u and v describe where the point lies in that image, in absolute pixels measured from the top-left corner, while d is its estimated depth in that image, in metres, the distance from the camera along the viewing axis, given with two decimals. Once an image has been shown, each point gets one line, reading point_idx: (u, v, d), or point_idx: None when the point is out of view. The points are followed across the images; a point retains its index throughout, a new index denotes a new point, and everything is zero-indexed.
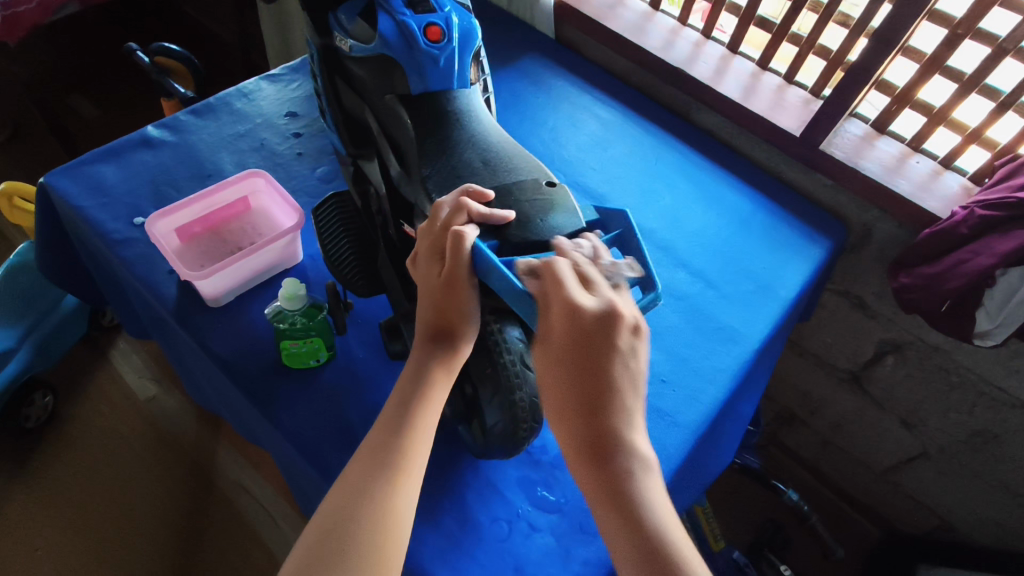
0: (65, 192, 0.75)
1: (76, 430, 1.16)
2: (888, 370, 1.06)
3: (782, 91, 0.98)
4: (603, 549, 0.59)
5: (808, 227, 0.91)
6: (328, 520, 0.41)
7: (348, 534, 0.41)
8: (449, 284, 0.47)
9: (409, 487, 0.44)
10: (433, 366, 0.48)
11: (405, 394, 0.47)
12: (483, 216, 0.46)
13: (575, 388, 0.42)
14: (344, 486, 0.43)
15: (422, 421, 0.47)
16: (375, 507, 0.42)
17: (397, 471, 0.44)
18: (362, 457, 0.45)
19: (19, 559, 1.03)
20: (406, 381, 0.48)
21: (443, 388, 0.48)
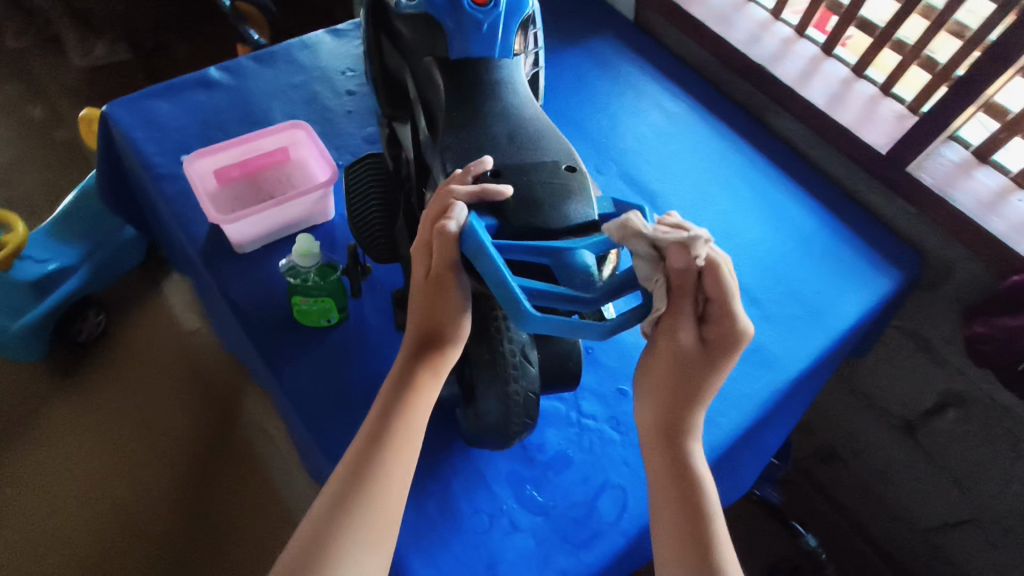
0: (122, 122, 0.77)
1: (121, 351, 1.22)
2: (946, 425, 0.96)
3: (873, 103, 0.89)
4: (583, 562, 0.57)
5: (877, 255, 0.83)
6: (307, 544, 0.42)
7: (327, 555, 0.41)
8: (438, 281, 0.46)
9: (391, 502, 0.44)
10: (419, 370, 0.47)
11: (390, 400, 0.46)
12: (471, 196, 0.41)
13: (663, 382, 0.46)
14: (324, 503, 0.43)
15: (408, 430, 0.46)
16: (356, 526, 0.42)
17: (378, 487, 0.43)
18: (343, 471, 0.44)
19: (59, 462, 1.11)
20: (391, 387, 0.47)
21: (429, 391, 0.47)
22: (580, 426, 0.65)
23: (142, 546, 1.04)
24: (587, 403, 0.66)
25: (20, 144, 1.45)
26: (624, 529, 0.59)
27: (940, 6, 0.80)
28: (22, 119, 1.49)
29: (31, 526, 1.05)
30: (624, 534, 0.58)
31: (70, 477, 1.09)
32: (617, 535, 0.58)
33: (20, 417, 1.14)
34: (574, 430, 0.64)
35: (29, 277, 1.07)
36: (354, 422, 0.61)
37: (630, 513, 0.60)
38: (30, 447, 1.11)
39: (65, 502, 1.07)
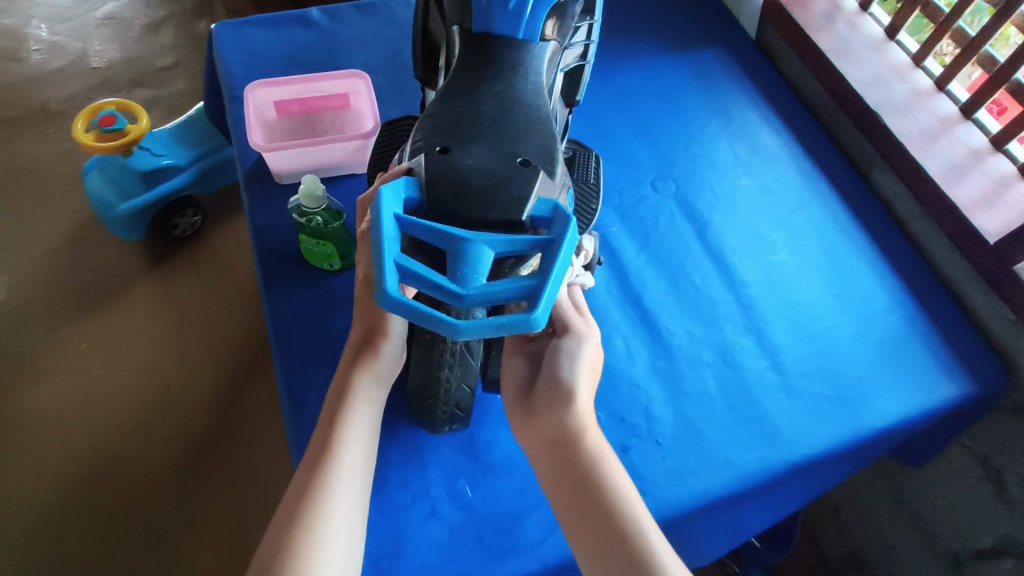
0: (222, 43, 0.84)
1: (206, 252, 1.34)
2: (998, 574, 0.83)
3: (1003, 184, 0.74)
4: (488, 572, 0.54)
5: (951, 358, 0.71)
6: (275, 545, 0.42)
7: (295, 550, 0.42)
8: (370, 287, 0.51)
9: (355, 492, 0.46)
10: (359, 375, 0.50)
11: (339, 403, 0.49)
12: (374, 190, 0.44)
13: (548, 451, 0.49)
14: (288, 503, 0.44)
15: (362, 427, 0.49)
16: (329, 518, 0.43)
17: (341, 479, 0.45)
18: (301, 474, 0.46)
19: (126, 332, 1.24)
20: (333, 396, 0.50)
21: (373, 392, 0.51)
22: None
23: (169, 426, 1.15)
24: None
25: (179, 51, 1.62)
26: (541, 555, 0.55)
27: None
28: (188, 30, 1.67)
29: (88, 378, 1.19)
30: (539, 559, 0.55)
31: (132, 347, 1.22)
32: (532, 558, 0.55)
33: (108, 284, 1.29)
34: None
35: (143, 167, 1.21)
36: (321, 366, 0.63)
37: (554, 540, 0.56)
38: (110, 312, 1.26)
39: (120, 367, 1.20)
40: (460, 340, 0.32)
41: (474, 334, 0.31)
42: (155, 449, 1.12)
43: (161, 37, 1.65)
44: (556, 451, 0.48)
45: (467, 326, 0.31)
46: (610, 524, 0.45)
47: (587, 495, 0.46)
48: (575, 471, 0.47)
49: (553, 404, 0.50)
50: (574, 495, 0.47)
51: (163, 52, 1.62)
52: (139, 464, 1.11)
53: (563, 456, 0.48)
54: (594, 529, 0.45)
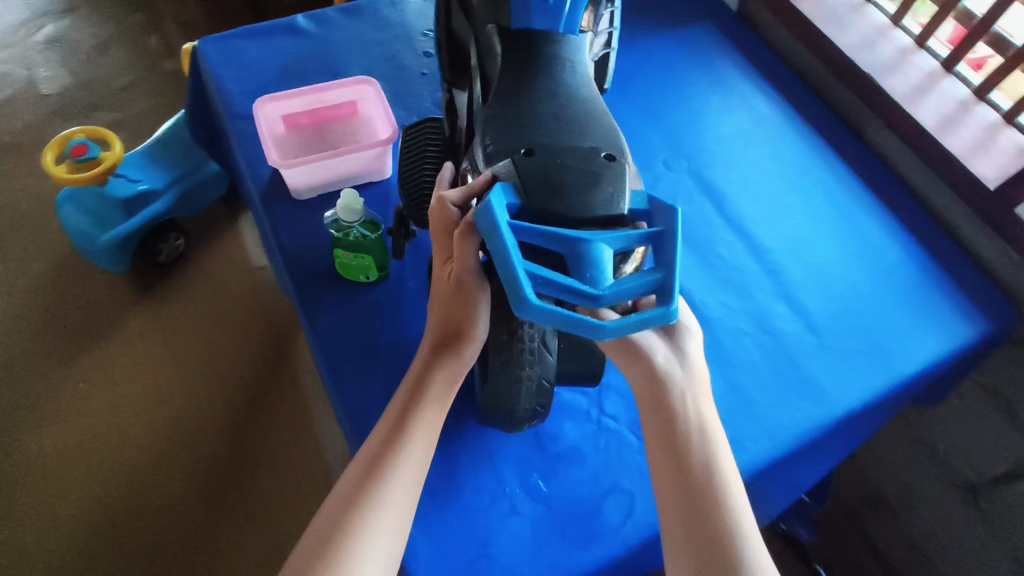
0: (210, 59, 0.80)
1: (195, 275, 1.30)
2: (1016, 497, 0.88)
3: (992, 131, 0.79)
4: (577, 560, 0.55)
5: (967, 300, 0.74)
6: (322, 534, 0.43)
7: (342, 543, 0.42)
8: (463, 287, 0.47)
9: (407, 497, 0.45)
10: (434, 375, 0.49)
11: (408, 401, 0.48)
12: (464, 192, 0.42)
13: (672, 472, 0.47)
14: (343, 494, 0.45)
15: (424, 430, 0.47)
16: (371, 517, 0.43)
17: (394, 481, 0.45)
18: (360, 465, 0.46)
19: (125, 366, 1.20)
20: (406, 392, 0.49)
21: (442, 394, 0.49)
22: (599, 424, 0.63)
23: (185, 458, 1.11)
24: (611, 403, 0.64)
25: (134, 70, 1.56)
26: (625, 536, 0.56)
27: None
28: (140, 47, 1.60)
29: (92, 419, 1.14)
30: (624, 540, 0.56)
31: (132, 381, 1.18)
32: (617, 541, 0.56)
33: (97, 320, 1.24)
34: (593, 427, 0.63)
35: (121, 195, 1.16)
36: (376, 377, 0.62)
37: (634, 521, 0.57)
38: (104, 348, 1.21)
39: (123, 402, 1.16)
40: (601, 341, 0.32)
41: (616, 333, 0.32)
42: (175, 481, 1.09)
43: (112, 56, 1.58)
44: (676, 475, 0.46)
45: (610, 325, 0.31)
46: (727, 553, 0.43)
47: (694, 478, 0.46)
48: (684, 454, 0.47)
49: (669, 384, 0.49)
50: (688, 520, 0.45)
51: (117, 72, 1.55)
52: (160, 500, 1.08)
53: (678, 437, 0.47)
54: (693, 510, 0.45)
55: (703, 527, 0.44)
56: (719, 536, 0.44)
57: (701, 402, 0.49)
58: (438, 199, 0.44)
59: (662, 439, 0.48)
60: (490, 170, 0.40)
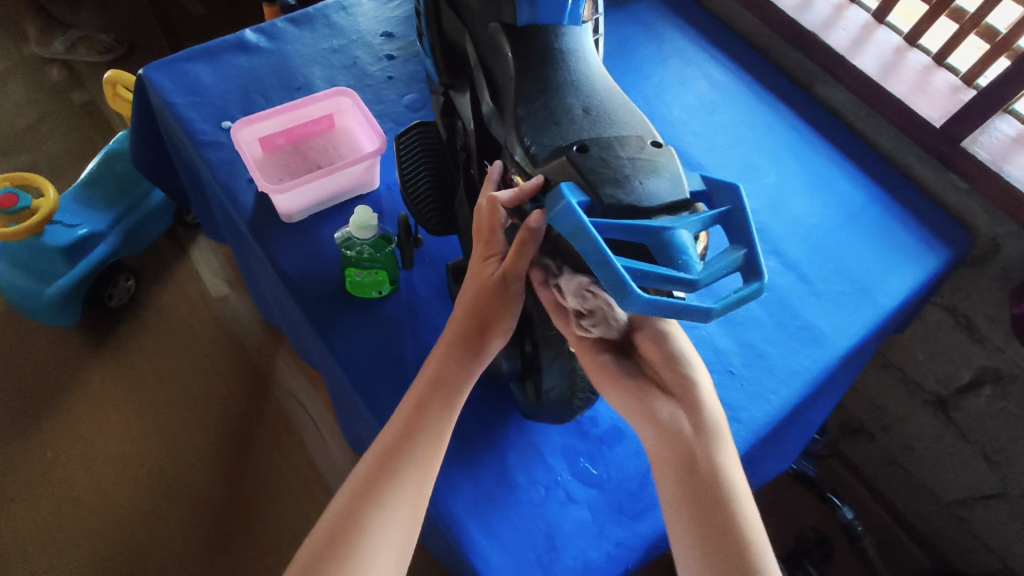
0: (161, 87, 0.76)
1: (152, 317, 1.23)
2: (980, 402, 0.95)
3: (926, 74, 0.85)
4: (639, 533, 0.57)
5: (928, 232, 0.81)
6: (337, 525, 0.45)
7: (357, 534, 0.44)
8: (503, 285, 0.49)
9: (418, 490, 0.47)
10: (453, 367, 0.50)
11: (425, 394, 0.49)
12: (513, 197, 0.44)
13: (672, 452, 0.47)
14: (357, 483, 0.46)
15: (439, 424, 0.49)
16: (384, 514, 0.45)
17: (409, 477, 0.47)
18: (375, 456, 0.47)
19: (94, 424, 1.12)
20: (424, 382, 0.50)
21: (460, 387, 0.50)
22: None
23: (179, 508, 1.05)
24: None
25: (40, 106, 1.44)
26: None
27: (1002, 29, 0.79)
28: (42, 82, 1.48)
29: (67, 486, 1.06)
30: None
31: (105, 439, 1.10)
32: None
33: (53, 381, 1.15)
34: None
35: (60, 242, 1.07)
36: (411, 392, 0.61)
37: None
38: (65, 408, 1.13)
39: (99, 463, 1.08)
40: (706, 322, 0.34)
41: (717, 314, 0.34)
42: (169, 533, 1.03)
43: (12, 95, 1.45)
44: (675, 450, 0.47)
45: (715, 306, 0.33)
46: (725, 522, 0.44)
47: (713, 500, 0.45)
48: (681, 429, 0.47)
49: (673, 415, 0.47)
50: (686, 491, 0.45)
51: (21, 112, 1.42)
52: (160, 558, 1.01)
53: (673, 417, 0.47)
54: (714, 542, 0.44)
55: (726, 554, 0.43)
56: (733, 546, 0.43)
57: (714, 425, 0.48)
58: (488, 201, 0.46)
59: (676, 453, 0.47)
60: (541, 174, 0.42)
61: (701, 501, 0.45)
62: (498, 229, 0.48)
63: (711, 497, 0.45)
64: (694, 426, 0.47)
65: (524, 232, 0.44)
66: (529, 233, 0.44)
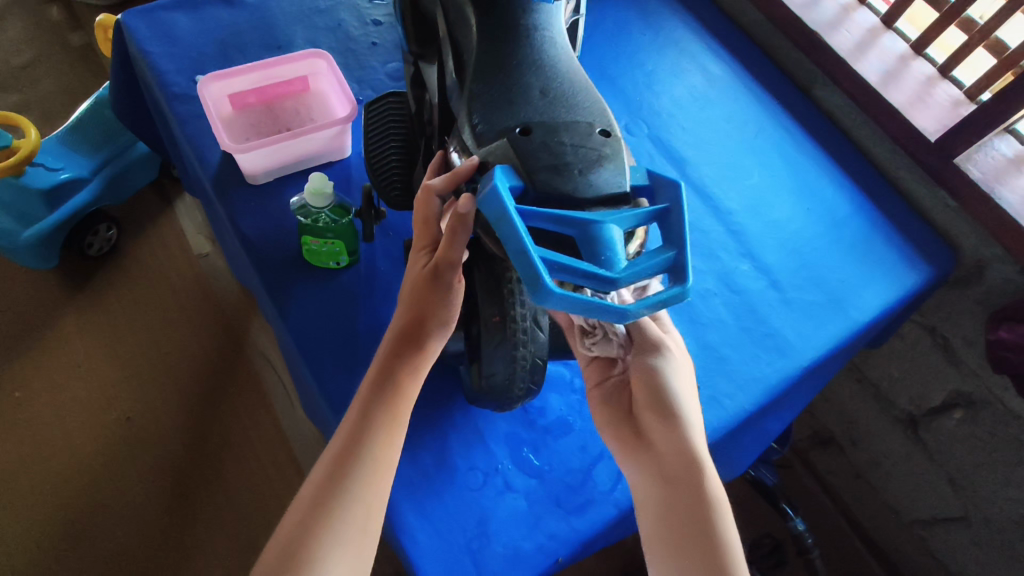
0: (137, 34, 0.74)
1: (130, 268, 1.22)
2: (950, 424, 0.94)
3: (929, 85, 0.83)
4: (573, 528, 0.56)
5: (911, 248, 0.79)
6: (291, 539, 0.43)
7: (313, 546, 0.43)
8: (438, 276, 0.49)
9: (372, 490, 0.46)
10: (399, 368, 0.49)
11: (373, 395, 0.48)
12: (449, 180, 0.42)
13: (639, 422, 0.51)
14: (310, 494, 0.45)
15: (390, 424, 0.48)
16: (339, 520, 0.44)
17: (365, 479, 0.45)
18: (325, 465, 0.46)
19: (63, 370, 1.12)
20: (371, 384, 0.49)
21: (408, 387, 0.49)
22: (582, 393, 0.64)
23: (140, 460, 1.06)
24: None
25: (36, 45, 1.42)
26: (617, 500, 0.58)
27: (1013, 45, 0.76)
28: (40, 20, 1.46)
29: (32, 430, 1.06)
30: (616, 504, 0.58)
31: (72, 385, 1.10)
32: (610, 505, 0.58)
33: (27, 324, 1.15)
34: (576, 397, 0.64)
35: (40, 185, 1.06)
36: (357, 366, 0.60)
37: (624, 485, 0.59)
38: (34, 351, 1.13)
39: (65, 409, 1.08)
40: (625, 322, 0.33)
41: (636, 316, 0.32)
42: (128, 484, 1.04)
43: (7, 32, 1.43)
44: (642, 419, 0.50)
45: (633, 307, 0.32)
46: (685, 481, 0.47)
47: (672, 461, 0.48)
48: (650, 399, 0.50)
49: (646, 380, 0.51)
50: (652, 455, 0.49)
51: (14, 49, 1.41)
52: (118, 507, 1.02)
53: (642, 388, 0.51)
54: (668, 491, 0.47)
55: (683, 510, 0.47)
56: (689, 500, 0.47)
57: (679, 387, 0.51)
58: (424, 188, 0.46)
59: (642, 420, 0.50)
60: (481, 155, 0.40)
61: (662, 462, 0.48)
62: (432, 220, 0.48)
63: (671, 458, 0.48)
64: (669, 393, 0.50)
65: (457, 216, 0.43)
66: (459, 217, 0.43)
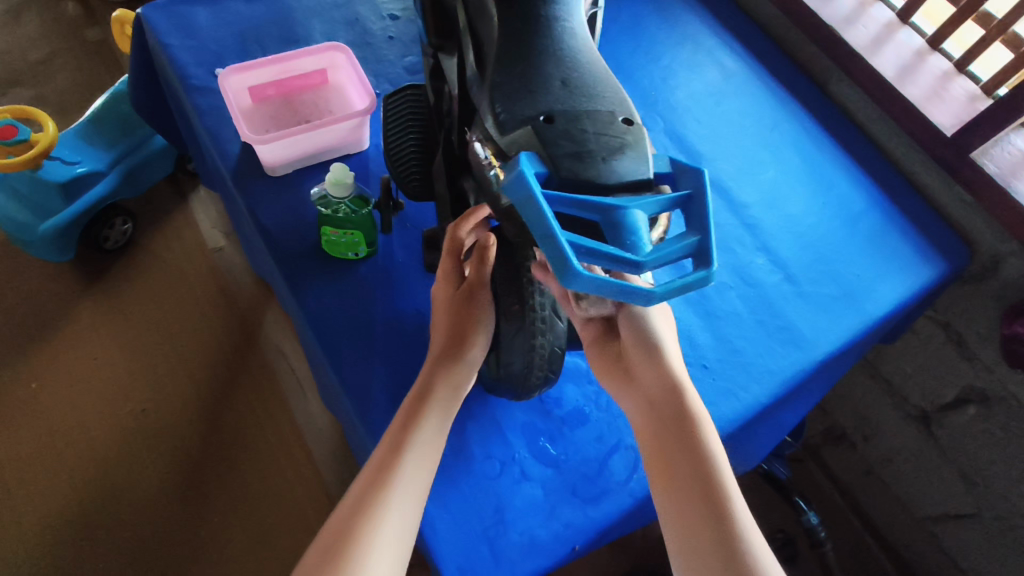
0: (158, 27, 0.75)
1: (146, 261, 1.23)
2: (964, 420, 0.94)
3: (945, 80, 0.83)
4: (589, 517, 0.57)
5: (927, 243, 0.78)
6: (336, 536, 0.42)
7: (355, 544, 0.42)
8: (471, 296, 0.52)
9: (413, 495, 0.45)
10: (440, 377, 0.50)
11: (416, 402, 0.49)
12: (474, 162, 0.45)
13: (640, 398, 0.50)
14: (354, 493, 0.44)
15: (433, 431, 0.48)
16: (382, 521, 0.43)
17: (405, 477, 0.45)
18: (368, 470, 0.46)
19: (81, 361, 1.13)
20: (413, 394, 0.50)
21: (450, 394, 0.50)
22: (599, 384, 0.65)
23: (157, 450, 1.07)
24: None
25: (53, 40, 1.43)
26: (633, 490, 0.58)
27: None
28: (57, 16, 1.48)
29: (51, 420, 1.08)
30: (632, 494, 0.58)
31: (90, 376, 1.12)
32: (626, 495, 0.58)
33: (45, 315, 1.16)
34: (592, 388, 0.64)
35: (58, 178, 1.07)
36: (376, 356, 0.61)
37: (640, 475, 0.59)
38: (53, 342, 1.14)
39: (82, 399, 1.10)
40: (649, 306, 0.33)
41: (660, 299, 0.33)
42: (144, 474, 1.05)
43: (25, 27, 1.45)
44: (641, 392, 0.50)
45: (658, 290, 0.32)
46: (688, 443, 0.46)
47: (674, 426, 0.47)
48: (647, 367, 0.50)
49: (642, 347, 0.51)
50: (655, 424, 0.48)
51: (32, 45, 1.42)
52: (135, 496, 1.03)
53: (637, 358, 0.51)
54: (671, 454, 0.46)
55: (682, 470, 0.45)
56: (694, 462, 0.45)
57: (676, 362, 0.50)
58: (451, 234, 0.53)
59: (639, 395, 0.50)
60: (502, 142, 0.40)
61: (663, 426, 0.48)
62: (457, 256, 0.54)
63: (671, 421, 0.48)
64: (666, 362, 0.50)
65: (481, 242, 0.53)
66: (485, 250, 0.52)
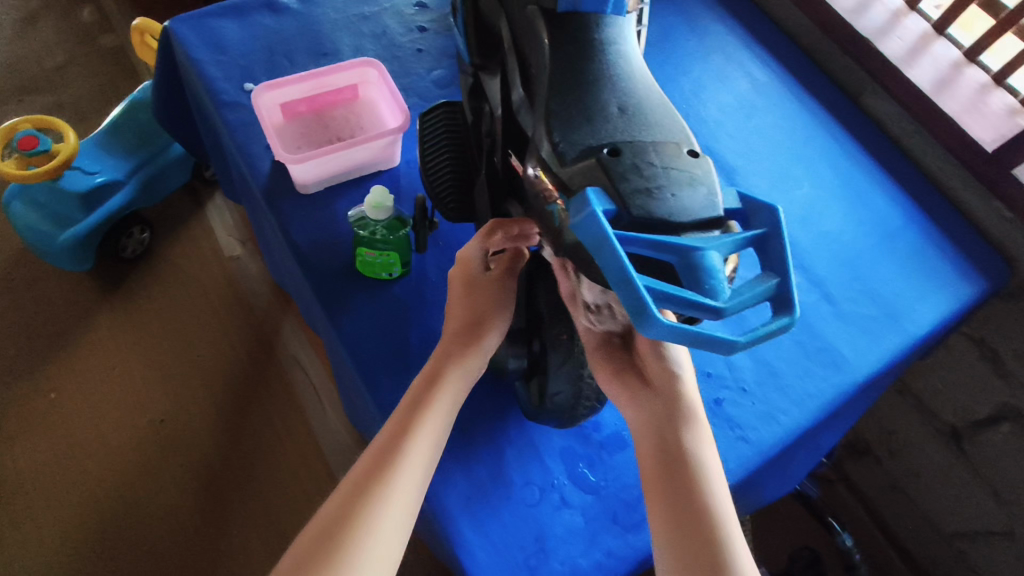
0: (186, 40, 0.74)
1: (164, 270, 1.22)
2: (996, 438, 0.92)
3: (983, 93, 0.81)
4: (631, 545, 0.55)
5: (963, 261, 0.77)
6: (330, 524, 0.42)
7: (347, 536, 0.42)
8: (491, 286, 0.53)
9: (410, 490, 0.45)
10: (449, 368, 0.50)
11: (419, 393, 0.49)
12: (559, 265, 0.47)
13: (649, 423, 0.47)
14: (352, 483, 0.44)
15: (434, 426, 0.48)
16: (376, 517, 0.43)
17: (401, 472, 0.45)
18: (368, 458, 0.46)
19: (100, 372, 1.12)
20: (418, 385, 0.49)
21: (456, 389, 0.50)
22: None
23: (176, 463, 1.06)
24: None
25: (68, 47, 1.42)
26: None
27: None
28: (72, 22, 1.47)
29: (70, 432, 1.07)
30: None
31: (109, 387, 1.11)
32: None
33: (63, 325, 1.16)
34: None
35: (78, 189, 1.06)
36: (412, 381, 0.60)
37: None
38: (71, 353, 1.13)
39: (101, 411, 1.09)
40: (730, 354, 0.32)
41: (742, 347, 0.31)
42: (164, 487, 1.04)
43: (40, 34, 1.44)
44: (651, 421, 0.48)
45: (741, 338, 0.31)
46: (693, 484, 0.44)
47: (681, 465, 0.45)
48: (659, 398, 0.48)
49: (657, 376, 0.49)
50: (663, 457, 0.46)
51: (48, 52, 1.41)
52: (155, 509, 1.02)
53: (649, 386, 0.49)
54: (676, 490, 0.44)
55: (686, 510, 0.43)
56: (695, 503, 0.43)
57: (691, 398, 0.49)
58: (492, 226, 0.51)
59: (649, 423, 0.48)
60: (563, 174, 0.39)
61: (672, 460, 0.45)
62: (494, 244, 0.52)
63: (680, 457, 0.45)
64: (680, 395, 0.48)
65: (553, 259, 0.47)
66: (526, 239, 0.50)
